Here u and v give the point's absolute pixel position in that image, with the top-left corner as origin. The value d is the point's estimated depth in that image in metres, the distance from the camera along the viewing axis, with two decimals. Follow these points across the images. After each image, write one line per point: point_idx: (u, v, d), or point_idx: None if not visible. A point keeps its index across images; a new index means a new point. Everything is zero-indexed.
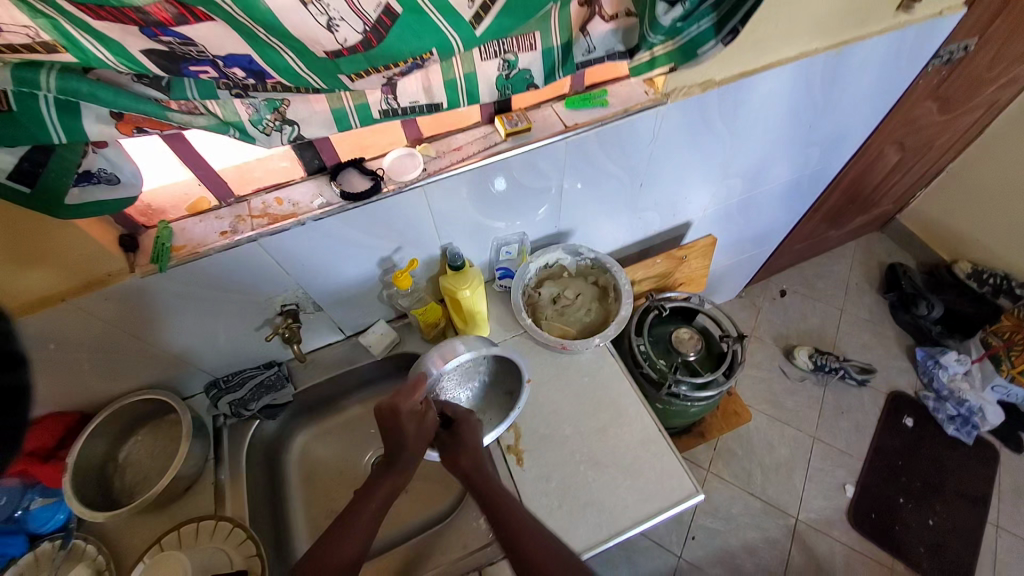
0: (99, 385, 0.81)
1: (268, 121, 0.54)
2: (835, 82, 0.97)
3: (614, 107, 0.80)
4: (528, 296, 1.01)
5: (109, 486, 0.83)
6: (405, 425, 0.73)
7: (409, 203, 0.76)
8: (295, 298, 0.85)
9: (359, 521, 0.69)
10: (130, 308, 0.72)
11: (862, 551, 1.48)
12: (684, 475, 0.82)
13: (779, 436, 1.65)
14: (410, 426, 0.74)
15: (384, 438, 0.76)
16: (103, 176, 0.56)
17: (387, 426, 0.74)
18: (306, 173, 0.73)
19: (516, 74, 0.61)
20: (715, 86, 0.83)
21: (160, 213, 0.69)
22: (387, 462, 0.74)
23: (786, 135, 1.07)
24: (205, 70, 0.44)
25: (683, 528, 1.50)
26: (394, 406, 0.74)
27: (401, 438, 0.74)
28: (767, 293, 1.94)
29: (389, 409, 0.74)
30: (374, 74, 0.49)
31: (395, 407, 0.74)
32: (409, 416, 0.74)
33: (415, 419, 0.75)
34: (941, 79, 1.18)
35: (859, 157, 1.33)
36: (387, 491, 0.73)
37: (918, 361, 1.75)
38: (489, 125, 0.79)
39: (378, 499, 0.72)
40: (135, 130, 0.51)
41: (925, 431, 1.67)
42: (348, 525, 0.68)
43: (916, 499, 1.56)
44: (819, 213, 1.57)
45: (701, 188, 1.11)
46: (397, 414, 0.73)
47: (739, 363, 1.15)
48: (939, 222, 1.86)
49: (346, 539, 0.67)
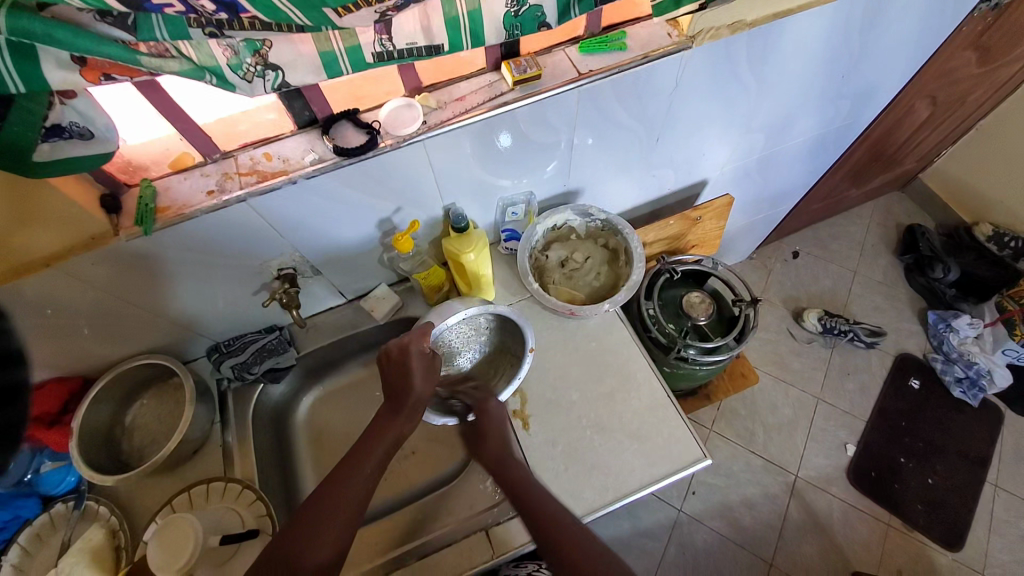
0: (98, 350, 0.80)
1: (249, 66, 0.49)
2: (875, 26, 0.88)
3: (634, 51, 0.73)
4: (535, 259, 0.98)
5: (118, 449, 0.84)
6: (412, 362, 0.75)
7: (408, 160, 0.70)
8: (292, 261, 0.81)
9: (367, 468, 0.69)
10: (119, 272, 0.68)
11: (859, 507, 1.51)
12: (692, 440, 0.82)
13: (783, 397, 1.65)
14: (415, 366, 0.76)
15: (389, 384, 0.76)
16: (75, 131, 0.50)
17: (394, 367, 0.76)
18: (296, 126, 0.67)
19: (525, 11, 0.54)
20: (746, 29, 0.74)
21: (142, 170, 0.64)
22: (394, 406, 0.74)
23: (816, 85, 0.98)
24: (170, 3, 0.39)
25: (684, 483, 1.53)
26: (404, 346, 0.77)
27: (407, 378, 0.76)
28: (779, 254, 1.89)
29: (398, 351, 0.77)
30: (364, 9, 0.43)
31: (405, 348, 0.77)
32: (418, 354, 0.76)
33: (422, 358, 0.77)
34: (987, 25, 1.07)
35: (889, 111, 1.23)
36: (393, 438, 0.73)
37: (930, 323, 1.72)
38: (496, 72, 0.72)
39: (385, 444, 0.72)
40: (102, 77, 0.46)
41: (931, 393, 1.66)
42: (355, 468, 0.69)
43: (916, 458, 1.57)
44: (840, 171, 1.49)
45: (719, 144, 1.04)
46: (405, 353, 0.76)
47: (751, 327, 1.12)
48: (964, 184, 1.76)
49: (353, 484, 0.67)
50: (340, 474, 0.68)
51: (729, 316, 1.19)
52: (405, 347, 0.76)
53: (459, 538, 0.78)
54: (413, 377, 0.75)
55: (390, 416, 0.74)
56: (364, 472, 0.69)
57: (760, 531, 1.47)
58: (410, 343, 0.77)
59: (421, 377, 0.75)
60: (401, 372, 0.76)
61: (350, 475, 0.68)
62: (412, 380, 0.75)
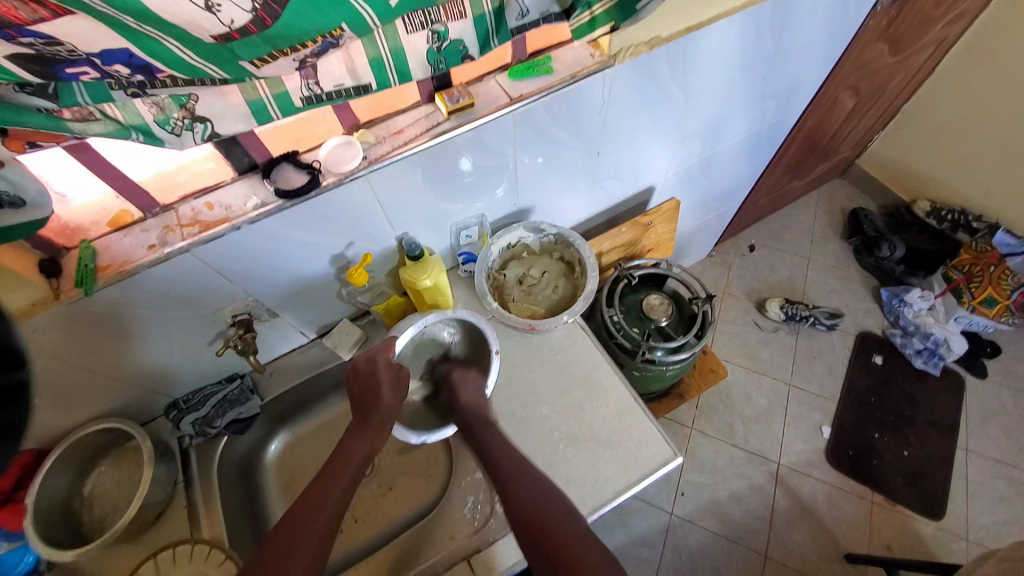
0: (50, 421, 0.77)
1: (175, 120, 0.49)
2: (786, 29, 0.95)
3: (561, 74, 0.77)
4: (493, 279, 0.99)
5: (76, 523, 0.80)
6: (382, 376, 0.76)
7: (354, 195, 0.72)
8: (246, 306, 0.80)
9: (338, 489, 0.69)
10: (69, 337, 0.67)
11: (843, 487, 1.55)
12: (662, 442, 0.83)
13: (757, 386, 1.70)
14: (385, 379, 0.77)
15: (360, 397, 0.77)
16: (5, 199, 0.49)
17: (363, 382, 0.77)
18: (236, 172, 0.67)
19: (448, 45, 0.57)
20: (663, 43, 0.80)
21: (79, 232, 0.63)
22: (360, 423, 0.75)
23: (741, 87, 1.05)
24: (86, 71, 0.38)
25: (672, 485, 1.54)
26: (371, 359, 0.78)
27: (376, 391, 0.76)
28: (736, 250, 1.96)
29: (365, 366, 0.78)
30: (281, 58, 0.43)
31: (372, 360, 0.78)
32: (385, 366, 0.78)
33: (391, 371, 0.78)
34: (891, 20, 1.17)
35: (816, 106, 1.33)
36: (361, 455, 0.73)
37: (884, 301, 1.82)
38: (431, 104, 0.75)
39: (355, 463, 0.72)
40: (27, 146, 0.47)
41: (894, 366, 1.74)
42: (330, 486, 0.69)
43: (890, 432, 1.63)
44: (782, 163, 1.57)
45: (660, 151, 1.10)
46: (373, 366, 0.77)
47: (710, 323, 1.16)
48: (898, 163, 1.89)
49: (326, 502, 0.67)
50: (312, 495, 0.67)
51: (690, 313, 1.22)
52: (372, 359, 0.77)
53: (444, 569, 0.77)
54: (382, 391, 0.76)
55: (356, 435, 0.74)
56: (336, 493, 0.68)
57: (751, 524, 1.49)
58: (377, 354, 0.78)
59: (391, 393, 0.76)
60: (369, 387, 0.76)
61: (323, 496, 0.67)
62: (382, 394, 0.76)
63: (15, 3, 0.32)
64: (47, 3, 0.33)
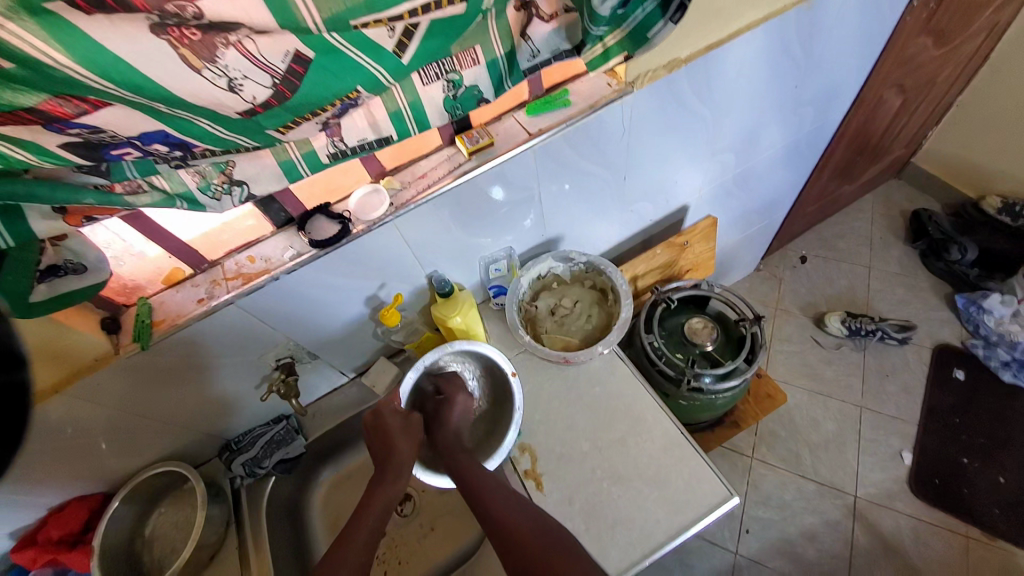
0: (118, 465, 0.82)
1: (216, 185, 0.53)
2: (813, 36, 0.92)
3: (578, 105, 0.77)
4: (525, 311, 0.98)
5: (139, 563, 0.84)
6: (390, 424, 0.77)
7: (383, 239, 0.74)
8: (288, 350, 0.84)
9: (362, 532, 0.69)
10: (132, 387, 0.72)
11: (931, 521, 1.38)
12: (716, 479, 0.78)
13: (823, 410, 1.56)
14: (395, 429, 0.77)
15: (376, 449, 0.77)
16: (70, 267, 0.55)
17: (376, 435, 0.78)
18: (275, 227, 0.72)
19: (463, 92, 0.58)
20: (682, 65, 0.79)
21: (138, 290, 0.68)
22: (378, 475, 0.74)
23: (771, 98, 1.01)
24: (128, 152, 0.42)
25: (735, 522, 1.43)
26: (377, 413, 0.79)
27: (389, 440, 0.77)
28: (786, 262, 1.85)
29: (373, 420, 0.79)
30: (303, 122, 0.46)
31: (379, 414, 0.79)
32: (392, 415, 0.79)
33: (398, 418, 0.79)
34: (931, 12, 1.10)
35: (858, 107, 1.25)
36: (381, 506, 0.72)
37: (960, 308, 1.65)
38: (452, 146, 0.76)
39: (376, 512, 0.71)
40: (84, 220, 0.52)
41: (980, 381, 1.55)
42: (349, 543, 0.67)
43: (982, 455, 1.45)
44: (827, 169, 1.48)
45: (690, 169, 1.06)
46: (380, 418, 0.78)
47: (761, 345, 1.09)
48: (961, 159, 1.74)
49: (349, 559, 0.65)
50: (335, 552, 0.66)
51: (737, 335, 1.15)
52: (377, 412, 0.79)
53: None
54: (394, 438, 0.76)
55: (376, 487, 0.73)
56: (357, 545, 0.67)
57: (828, 564, 1.35)
58: (382, 407, 0.80)
59: (403, 439, 0.76)
60: (382, 440, 0.77)
61: (346, 544, 0.67)
62: (395, 443, 0.76)
63: (60, 101, 0.35)
64: (89, 99, 0.36)
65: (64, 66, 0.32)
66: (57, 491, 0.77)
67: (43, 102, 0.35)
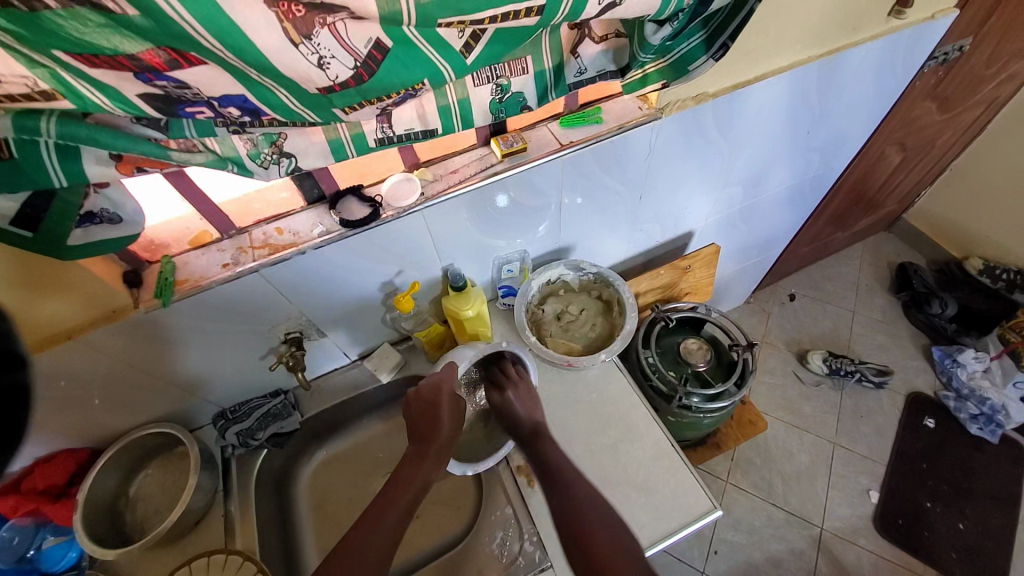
0: (109, 421, 0.82)
1: (265, 154, 0.55)
2: (831, 87, 0.97)
3: (609, 123, 0.81)
4: (531, 313, 1.01)
5: (120, 523, 0.83)
6: (443, 404, 0.80)
7: (410, 227, 0.76)
8: (298, 325, 0.85)
9: (395, 511, 0.72)
10: (139, 343, 0.73)
11: (892, 559, 1.43)
12: (700, 490, 0.81)
13: (798, 443, 1.61)
14: (445, 410, 0.80)
15: (421, 420, 0.81)
16: (105, 216, 0.56)
17: (423, 408, 0.80)
18: (305, 202, 0.73)
19: (509, 97, 0.61)
20: (709, 98, 0.83)
21: (163, 248, 0.70)
22: (418, 453, 0.78)
23: (784, 141, 1.06)
24: (201, 111, 0.44)
25: (704, 542, 1.46)
26: (437, 387, 0.81)
27: (435, 419, 0.80)
28: (776, 298, 1.91)
29: (429, 391, 0.81)
30: (367, 106, 0.48)
31: (437, 388, 0.81)
32: (447, 396, 0.81)
33: (451, 402, 0.81)
34: (938, 79, 1.17)
35: (861, 158, 1.32)
36: (416, 488, 0.75)
37: (936, 360, 1.72)
38: (485, 146, 0.80)
39: (410, 493, 0.74)
40: (135, 170, 0.53)
41: (948, 432, 1.62)
42: (388, 508, 0.72)
43: (944, 502, 1.51)
44: (826, 214, 1.55)
45: (702, 197, 1.11)
46: (437, 393, 0.81)
47: (751, 371, 1.13)
48: (950, 220, 1.83)
49: (381, 534, 0.69)
50: (368, 522, 0.70)
51: (729, 360, 1.20)
52: (437, 387, 0.81)
53: None
54: (442, 420, 0.79)
55: (415, 465, 0.77)
56: (392, 517, 0.71)
57: None
58: (442, 383, 0.81)
59: (450, 422, 0.79)
60: (428, 415, 0.80)
61: (376, 523, 0.70)
62: (441, 423, 0.79)
63: (159, 52, 0.37)
64: (186, 55, 0.38)
65: (184, 21, 0.35)
66: (42, 443, 0.76)
67: (144, 51, 0.37)
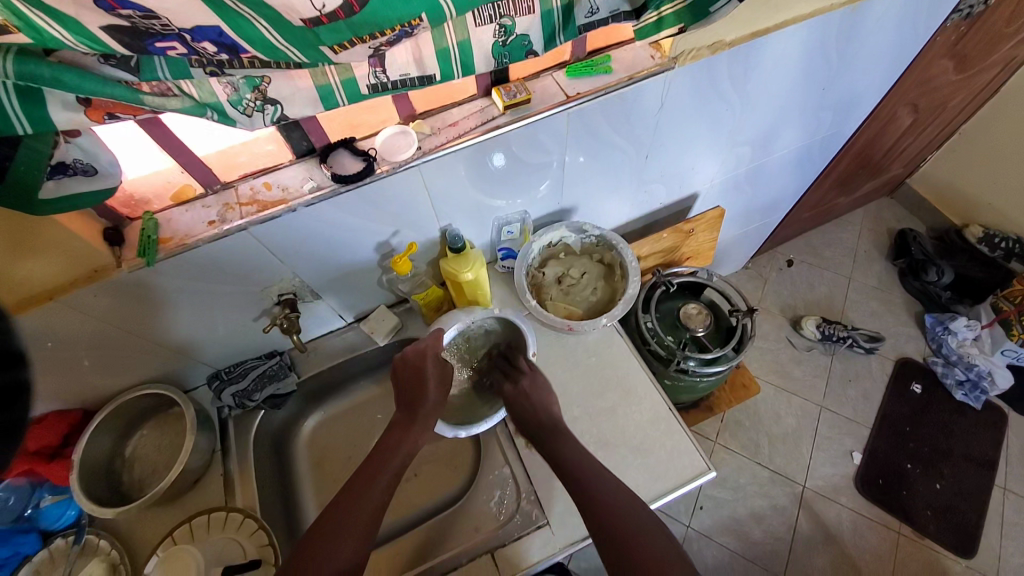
0: (100, 383, 0.80)
1: (248, 101, 0.51)
2: (851, 40, 0.91)
3: (619, 74, 0.75)
4: (532, 277, 0.99)
5: (117, 481, 0.83)
6: (429, 369, 0.79)
7: (405, 184, 0.72)
8: (292, 286, 0.82)
9: (387, 474, 0.72)
10: (126, 303, 0.70)
11: (869, 516, 1.49)
12: (695, 453, 0.82)
13: (786, 406, 1.64)
14: (431, 374, 0.79)
15: (407, 387, 0.80)
16: (79, 167, 0.53)
17: (409, 373, 0.79)
18: (295, 155, 0.69)
19: (513, 40, 0.56)
20: (726, 48, 0.78)
21: (144, 204, 0.65)
22: (406, 419, 0.77)
23: (798, 99, 1.01)
24: (173, 46, 0.40)
25: (691, 499, 1.51)
26: (422, 352, 0.81)
27: (422, 384, 0.79)
28: (773, 264, 1.90)
29: (414, 356, 0.80)
30: (358, 45, 0.44)
31: (422, 354, 0.80)
32: (433, 360, 0.80)
33: (437, 365, 0.81)
34: (961, 34, 1.11)
35: (872, 120, 1.27)
36: (405, 451, 0.75)
37: (927, 327, 1.73)
38: (486, 98, 0.74)
39: (397, 458, 0.74)
40: (106, 116, 0.48)
41: (934, 397, 1.66)
42: (376, 474, 0.71)
43: (924, 463, 1.56)
44: (829, 179, 1.51)
45: (709, 158, 1.07)
46: (422, 358, 0.80)
47: (749, 337, 1.13)
48: (954, 187, 1.79)
49: (371, 495, 0.69)
50: (357, 488, 0.70)
51: (727, 326, 1.19)
52: (423, 352, 0.80)
53: (466, 561, 0.76)
54: (428, 385, 0.78)
55: (402, 432, 0.76)
56: (380, 485, 0.71)
57: (771, 544, 1.45)
58: (427, 349, 0.81)
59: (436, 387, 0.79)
60: (415, 381, 0.79)
61: (369, 484, 0.70)
62: (427, 386, 0.78)
63: None
64: None
65: None
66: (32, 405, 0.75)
67: None
